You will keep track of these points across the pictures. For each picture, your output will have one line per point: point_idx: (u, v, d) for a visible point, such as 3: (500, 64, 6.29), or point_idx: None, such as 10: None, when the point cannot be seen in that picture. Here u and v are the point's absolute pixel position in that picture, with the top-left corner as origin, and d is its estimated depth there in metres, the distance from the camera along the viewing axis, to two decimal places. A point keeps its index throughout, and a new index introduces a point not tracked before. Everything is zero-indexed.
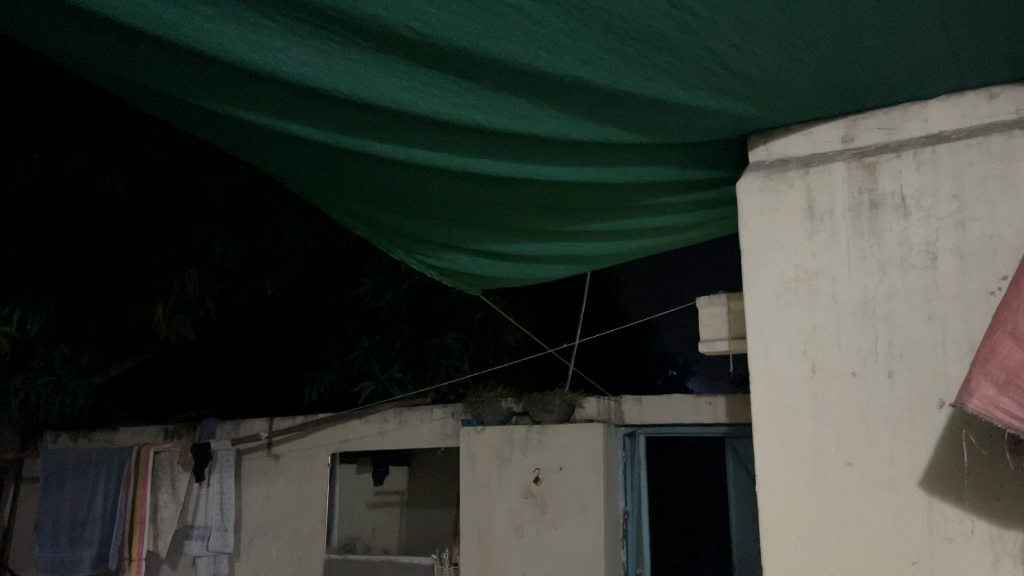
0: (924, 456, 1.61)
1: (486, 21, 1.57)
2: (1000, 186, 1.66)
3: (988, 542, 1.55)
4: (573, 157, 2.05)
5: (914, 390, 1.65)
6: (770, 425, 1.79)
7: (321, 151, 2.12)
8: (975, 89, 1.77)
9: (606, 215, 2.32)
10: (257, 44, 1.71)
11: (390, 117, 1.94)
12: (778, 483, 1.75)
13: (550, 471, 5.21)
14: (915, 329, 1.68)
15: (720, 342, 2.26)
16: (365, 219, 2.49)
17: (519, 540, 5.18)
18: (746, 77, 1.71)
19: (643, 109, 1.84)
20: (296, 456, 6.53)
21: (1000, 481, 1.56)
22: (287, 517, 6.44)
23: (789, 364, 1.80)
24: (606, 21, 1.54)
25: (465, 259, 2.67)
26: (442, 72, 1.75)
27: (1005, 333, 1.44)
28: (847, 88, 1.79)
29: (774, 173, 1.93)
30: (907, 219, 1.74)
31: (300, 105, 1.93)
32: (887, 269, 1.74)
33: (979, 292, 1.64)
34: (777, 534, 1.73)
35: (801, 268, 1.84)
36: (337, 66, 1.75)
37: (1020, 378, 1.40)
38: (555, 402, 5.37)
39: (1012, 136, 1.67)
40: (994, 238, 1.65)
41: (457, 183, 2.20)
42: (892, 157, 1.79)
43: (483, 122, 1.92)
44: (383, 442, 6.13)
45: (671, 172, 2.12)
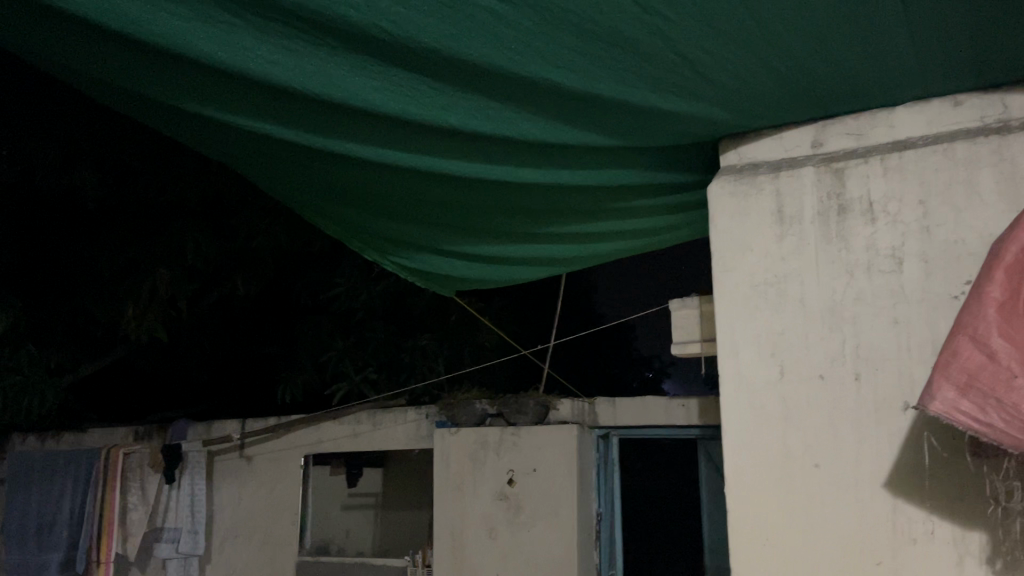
0: (888, 459, 1.55)
1: (451, 42, 1.46)
2: (964, 191, 1.59)
3: (951, 543, 1.49)
4: (548, 161, 1.94)
5: (883, 392, 1.58)
6: (737, 426, 1.71)
7: (287, 148, 2.01)
8: (941, 97, 1.70)
9: (576, 218, 2.32)
10: (217, 44, 1.53)
11: (357, 123, 1.81)
12: (743, 483, 1.67)
13: (524, 473, 4.95)
14: (882, 331, 1.61)
15: (692, 344, 2.38)
16: (336, 218, 2.50)
17: (492, 543, 4.89)
18: (718, 82, 1.60)
19: (618, 113, 1.71)
20: (268, 458, 6.13)
21: (963, 483, 1.50)
22: (262, 517, 6.04)
23: (757, 365, 1.72)
24: (580, 25, 1.40)
25: (436, 259, 2.70)
26: (415, 73, 1.59)
27: (966, 336, 1.29)
28: (819, 96, 1.70)
29: (744, 176, 1.83)
30: (874, 223, 1.66)
31: (265, 106, 1.78)
32: (854, 273, 1.66)
33: (943, 296, 1.57)
34: (741, 534, 1.66)
35: (770, 272, 1.75)
36: (295, 64, 1.58)
37: (981, 381, 1.25)
38: (530, 404, 5.11)
39: (977, 143, 1.59)
40: (957, 244, 1.58)
41: (431, 186, 2.13)
42: (860, 162, 1.71)
43: (457, 123, 1.76)
44: (359, 444, 5.82)
45: (645, 176, 2.06)
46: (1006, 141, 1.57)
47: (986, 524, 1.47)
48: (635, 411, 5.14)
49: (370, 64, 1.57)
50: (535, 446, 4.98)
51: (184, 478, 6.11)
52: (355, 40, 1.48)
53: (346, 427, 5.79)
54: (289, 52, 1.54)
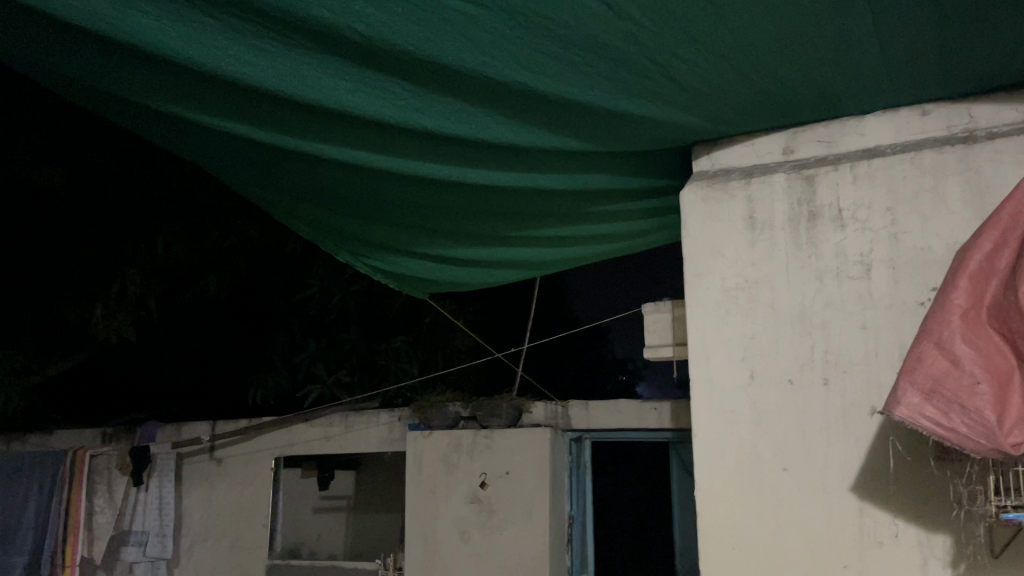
0: (856, 462, 1.57)
1: (424, 44, 1.46)
2: (931, 200, 1.61)
3: (916, 546, 1.50)
4: (521, 164, 1.94)
5: (851, 396, 1.60)
6: (708, 430, 1.72)
7: (262, 150, 2.00)
8: (909, 106, 1.72)
9: (552, 222, 2.33)
10: (190, 44, 1.52)
11: (331, 124, 1.80)
12: (714, 487, 1.68)
13: (497, 476, 4.93)
14: (851, 337, 1.63)
15: (664, 348, 2.39)
16: (310, 220, 2.48)
17: (464, 546, 4.87)
18: (690, 88, 1.61)
19: (592, 118, 1.71)
20: (239, 460, 6.07)
21: (927, 486, 1.51)
22: (231, 520, 5.98)
23: (727, 370, 1.73)
24: (554, 30, 1.40)
25: (411, 261, 2.69)
26: (389, 75, 1.59)
27: (931, 342, 1.30)
28: (790, 103, 1.72)
29: (716, 182, 1.85)
30: (844, 230, 1.68)
31: (238, 108, 1.77)
32: (824, 279, 1.68)
33: (910, 302, 1.59)
34: (711, 536, 1.67)
35: (742, 277, 1.77)
36: (268, 64, 1.57)
37: (946, 388, 1.27)
38: (503, 407, 5.07)
39: (943, 152, 1.62)
40: (924, 251, 1.60)
41: (407, 188, 2.12)
42: (831, 169, 1.73)
43: (431, 126, 1.76)
44: (331, 446, 5.78)
45: (620, 180, 2.07)
46: (971, 150, 1.59)
47: (950, 527, 1.49)
48: (608, 415, 5.15)
49: (344, 66, 1.56)
50: (508, 449, 4.96)
51: (152, 481, 6.06)
52: (329, 41, 1.48)
53: (318, 429, 5.74)
54: (262, 52, 1.53)
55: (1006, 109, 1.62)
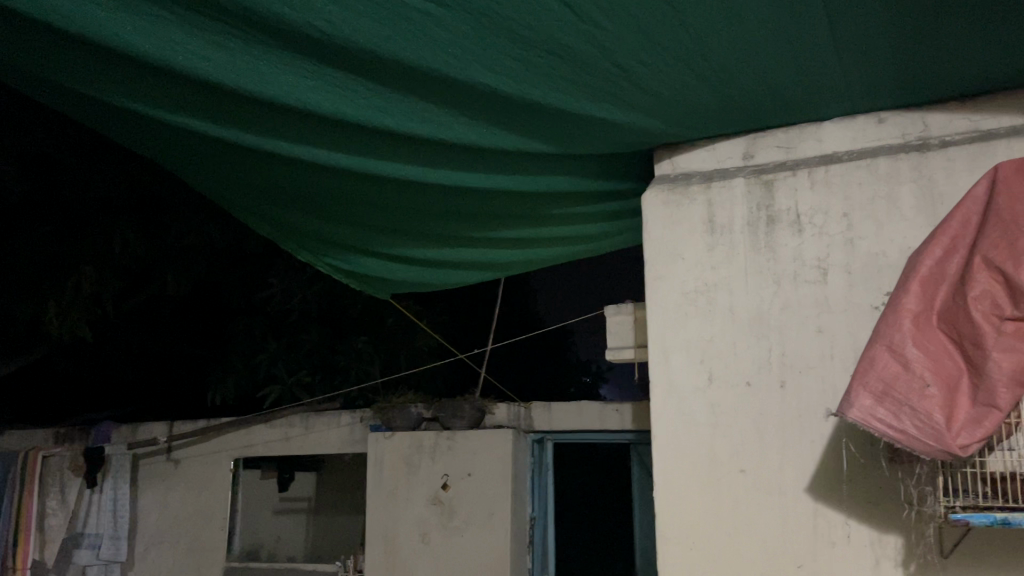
0: (811, 463, 1.59)
1: (386, 43, 1.46)
2: (885, 206, 1.64)
3: (869, 546, 1.52)
4: (482, 165, 1.95)
5: (807, 400, 1.62)
6: (667, 431, 1.74)
7: (220, 146, 1.98)
8: (865, 113, 1.75)
9: (513, 224, 2.33)
10: (145, 37, 1.50)
11: (292, 122, 1.79)
12: (672, 488, 1.70)
13: (458, 478, 4.87)
14: (807, 340, 1.65)
15: (626, 350, 2.40)
16: (271, 219, 2.46)
17: (425, 549, 4.80)
18: (651, 92, 1.62)
19: (555, 119, 1.72)
20: (197, 461, 5.96)
21: (879, 486, 1.54)
22: (187, 523, 5.86)
23: (686, 372, 1.75)
24: (516, 31, 1.40)
25: (373, 262, 2.68)
26: (349, 74, 1.58)
27: (883, 346, 1.33)
28: (751, 108, 1.74)
29: (677, 186, 1.87)
30: (801, 235, 1.71)
31: (196, 103, 1.75)
32: (782, 283, 1.70)
33: (865, 306, 1.62)
34: (668, 536, 1.68)
35: (701, 280, 1.79)
36: (227, 60, 1.56)
37: (897, 390, 1.29)
38: (466, 408, 5.00)
39: (897, 159, 1.65)
40: (879, 256, 1.63)
41: (369, 188, 2.11)
42: (789, 175, 1.76)
43: (393, 126, 1.76)
44: (292, 448, 5.69)
45: (581, 183, 2.08)
46: (925, 158, 1.62)
47: (901, 527, 1.51)
48: (570, 417, 5.14)
49: (304, 63, 1.55)
50: (470, 451, 4.91)
51: (106, 481, 5.93)
52: (290, 38, 1.47)
53: (278, 431, 5.65)
54: (221, 47, 1.52)
55: (958, 118, 1.65)
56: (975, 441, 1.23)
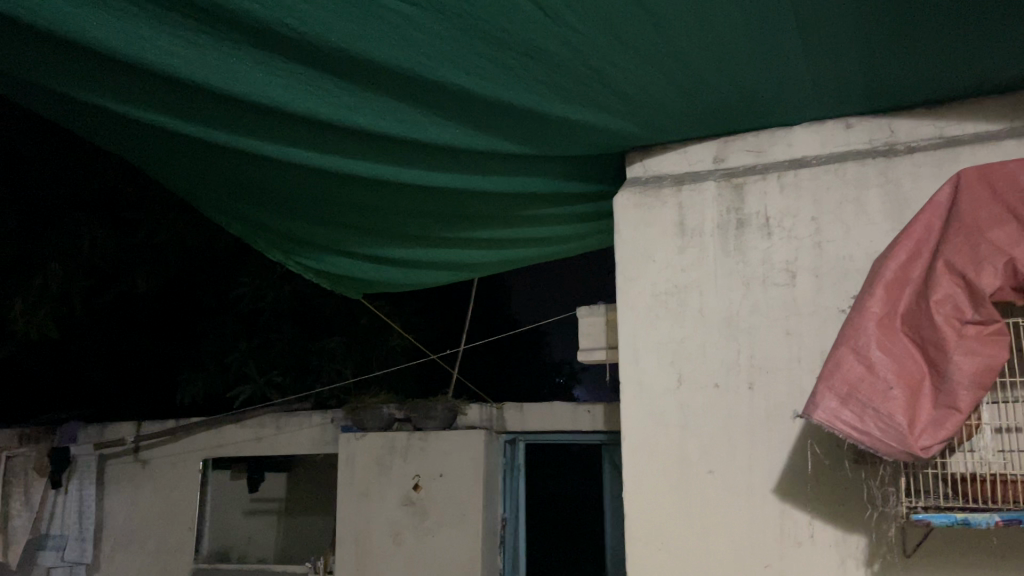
0: (779, 463, 1.61)
1: (358, 42, 1.45)
2: (853, 210, 1.66)
3: (835, 545, 1.54)
4: (455, 164, 1.94)
5: (774, 401, 1.64)
6: (638, 432, 1.75)
7: (190, 143, 1.96)
8: (834, 119, 1.77)
9: (486, 224, 2.33)
10: (112, 31, 1.48)
11: (260, 120, 1.78)
12: (642, 488, 1.71)
13: (430, 478, 4.72)
14: (775, 343, 1.67)
15: (598, 351, 2.41)
16: (242, 217, 2.44)
17: (397, 550, 4.65)
18: (623, 95, 1.63)
19: (527, 120, 1.72)
20: (165, 461, 5.76)
21: (843, 487, 1.56)
22: (155, 525, 5.65)
23: (656, 373, 1.76)
24: (488, 32, 1.41)
25: (345, 261, 2.67)
26: (319, 72, 1.58)
27: (848, 348, 1.34)
28: (722, 112, 1.75)
29: (648, 188, 1.88)
30: (770, 238, 1.73)
31: (165, 99, 1.73)
32: (751, 285, 1.72)
33: (832, 309, 1.64)
34: (638, 537, 1.69)
35: (672, 282, 1.80)
36: (196, 56, 1.54)
37: (862, 393, 1.31)
38: (438, 408, 4.81)
39: (865, 164, 1.67)
40: (847, 260, 1.64)
41: (340, 187, 2.10)
42: (759, 178, 1.77)
43: (364, 125, 1.75)
44: (261, 449, 5.54)
45: (553, 184, 2.08)
46: (892, 164, 1.64)
47: (864, 527, 1.53)
48: (542, 418, 5.07)
49: (274, 61, 1.54)
50: (443, 451, 4.76)
51: (72, 482, 5.83)
52: (260, 35, 1.46)
53: (247, 431, 5.50)
54: (190, 43, 1.50)
55: (924, 125, 1.68)
56: (937, 442, 1.26)
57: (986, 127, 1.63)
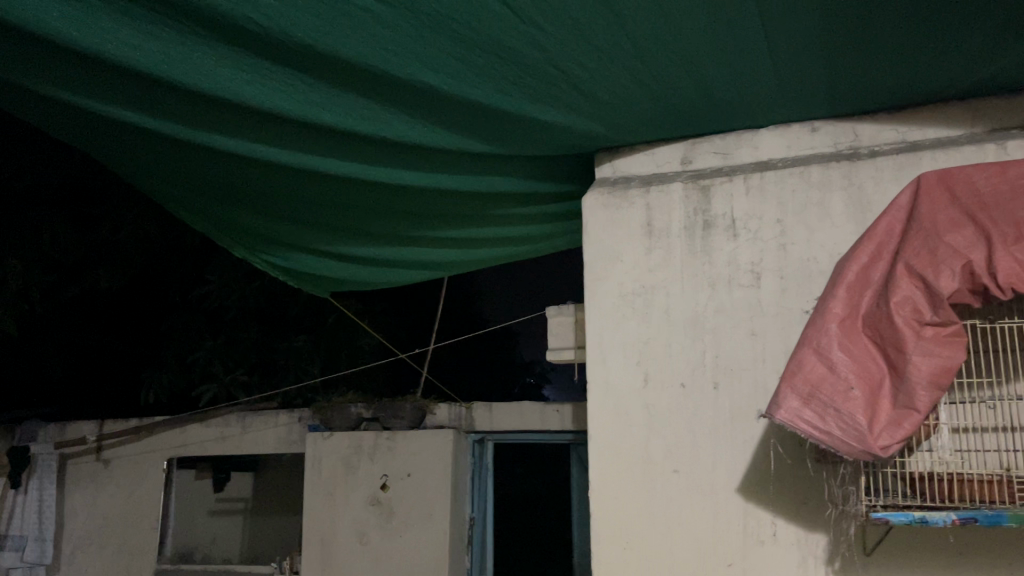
0: (742, 464, 1.62)
1: (324, 38, 1.44)
2: (817, 213, 1.68)
3: (796, 544, 1.56)
4: (422, 162, 1.94)
5: (737, 401, 1.66)
6: (603, 431, 1.76)
7: (153, 139, 1.94)
8: (799, 122, 1.80)
9: (455, 224, 2.33)
10: (72, 23, 1.46)
11: (226, 115, 1.76)
12: (607, 487, 1.72)
13: (398, 478, 4.64)
14: (740, 343, 1.68)
15: (566, 351, 2.42)
16: (205, 213, 2.41)
17: (363, 550, 4.56)
18: (591, 95, 1.64)
19: (494, 119, 1.72)
20: (128, 462, 5.54)
21: (805, 486, 1.58)
22: (117, 526, 5.44)
23: (622, 373, 1.77)
24: (456, 30, 1.40)
25: (311, 259, 2.65)
26: (284, 68, 1.56)
27: (810, 349, 1.36)
28: (689, 114, 1.77)
29: (617, 189, 1.89)
30: (735, 239, 1.74)
31: (128, 93, 1.71)
32: (716, 286, 1.73)
33: (795, 310, 1.65)
34: (604, 537, 1.70)
35: (639, 282, 1.81)
36: (158, 50, 1.52)
37: (823, 393, 1.32)
38: (406, 408, 4.75)
39: (829, 167, 1.69)
40: (811, 262, 1.66)
41: (306, 183, 2.09)
42: (725, 180, 1.79)
43: (330, 122, 1.74)
44: (226, 448, 5.35)
45: (522, 184, 2.09)
46: (855, 167, 1.67)
47: (825, 526, 1.55)
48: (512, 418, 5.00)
49: (240, 56, 1.53)
50: (411, 451, 4.67)
51: (31, 481, 5.57)
52: (225, 30, 1.45)
53: (212, 429, 5.30)
54: (151, 37, 1.49)
55: (887, 130, 1.71)
56: (895, 442, 1.27)
57: (946, 132, 1.66)
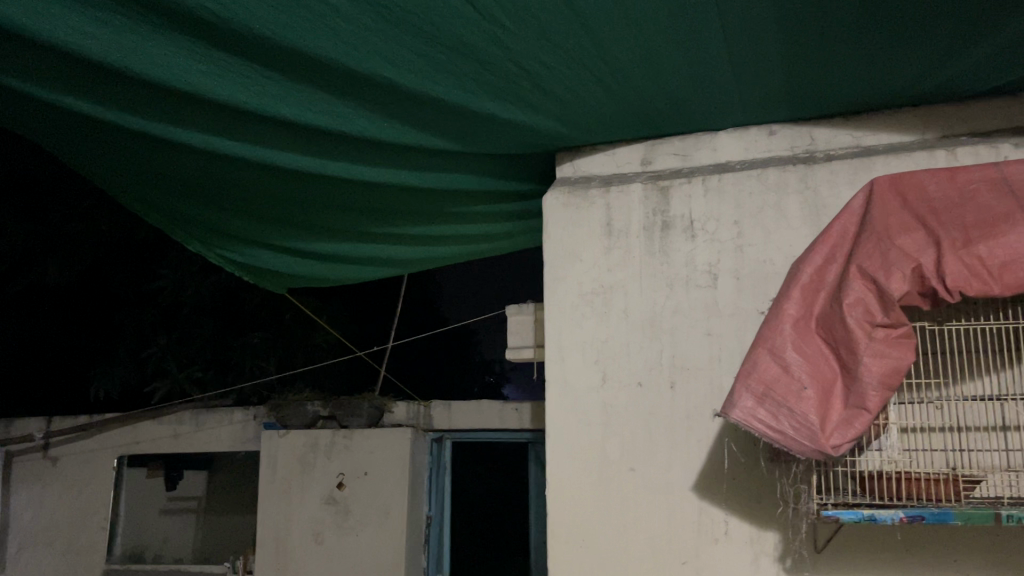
0: (696, 462, 1.64)
1: (282, 29, 1.42)
2: (773, 215, 1.70)
3: (748, 543, 1.58)
4: (383, 159, 1.93)
5: (694, 401, 1.67)
6: (561, 430, 1.76)
7: (106, 129, 1.90)
8: (758, 125, 1.82)
9: (416, 221, 2.32)
10: (20, 7, 1.42)
11: (181, 106, 1.73)
12: (563, 486, 1.73)
13: (354, 477, 4.59)
14: (696, 343, 1.70)
15: (526, 349, 2.41)
16: (160, 207, 2.36)
17: (319, 549, 4.52)
18: (552, 94, 1.64)
19: (453, 116, 1.72)
20: (77, 459, 5.36)
21: (757, 485, 1.59)
22: (64, 525, 5.27)
23: (581, 372, 1.78)
24: (417, 25, 1.40)
25: (268, 255, 2.62)
26: (240, 59, 1.54)
27: (765, 349, 1.38)
28: (648, 115, 1.78)
29: (577, 189, 1.89)
30: (693, 240, 1.76)
31: (78, 81, 1.67)
32: (674, 286, 1.74)
33: (751, 311, 1.67)
34: (560, 536, 1.70)
35: (598, 281, 1.82)
36: (111, 38, 1.49)
37: (776, 392, 1.34)
38: (364, 407, 4.72)
39: (786, 170, 1.71)
40: (766, 263, 1.68)
41: (264, 176, 2.06)
42: (684, 182, 1.80)
43: (288, 115, 1.72)
44: (179, 446, 5.25)
45: (483, 182, 2.08)
46: (811, 170, 1.69)
47: (778, 524, 1.57)
48: (469, 416, 4.95)
49: (196, 47, 1.51)
50: (368, 450, 4.63)
51: None
52: (179, 19, 1.42)
53: (164, 426, 5.20)
54: (103, 24, 1.46)
55: (843, 134, 1.73)
56: (846, 441, 1.30)
57: (899, 138, 1.69)
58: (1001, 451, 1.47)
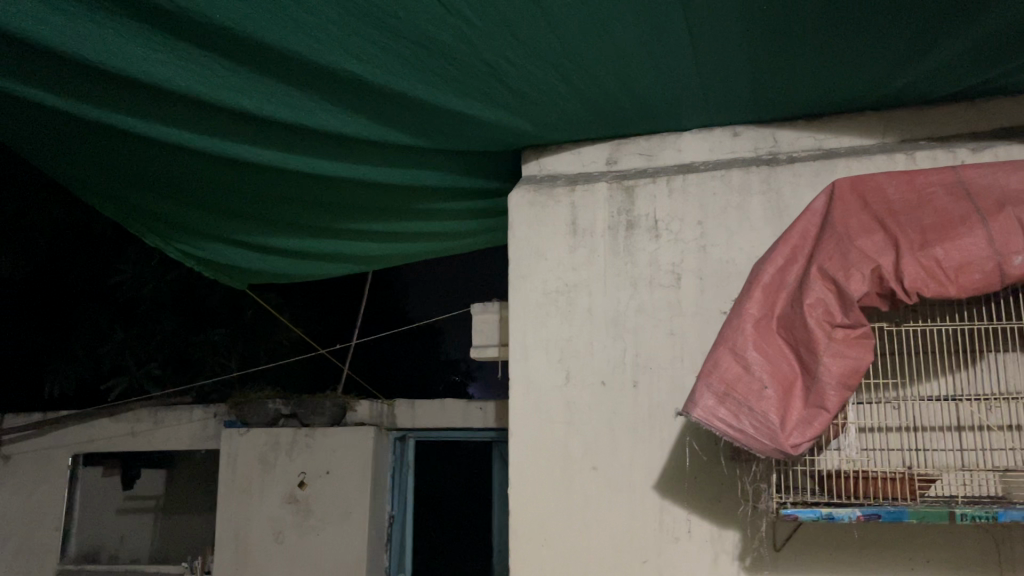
0: (658, 461, 1.64)
1: (245, 20, 1.41)
2: (736, 216, 1.71)
3: (708, 542, 1.58)
4: (345, 153, 1.91)
5: (656, 400, 1.67)
6: (525, 428, 1.75)
7: (61, 119, 1.85)
8: (721, 126, 1.83)
9: (380, 217, 2.30)
10: None
11: (140, 96, 1.70)
12: (525, 484, 1.72)
13: (316, 476, 4.55)
14: (659, 342, 1.70)
15: (490, 347, 2.40)
16: (118, 200, 2.32)
17: (279, 548, 4.46)
18: (518, 91, 1.64)
19: (418, 111, 1.71)
20: (30, 457, 5.23)
21: (718, 484, 1.60)
22: (16, 525, 5.14)
23: (545, 371, 1.77)
24: (382, 20, 1.38)
25: (229, 250, 2.58)
26: (202, 50, 1.52)
27: (726, 349, 1.38)
28: (613, 114, 1.78)
29: (543, 187, 1.89)
30: (658, 239, 1.76)
31: (32, 70, 1.63)
32: (638, 286, 1.75)
33: (713, 311, 1.68)
34: (522, 534, 1.70)
35: (562, 280, 1.81)
36: (67, 26, 1.46)
37: (738, 391, 1.35)
38: (326, 405, 4.65)
39: (749, 171, 1.72)
40: (729, 263, 1.69)
41: (225, 169, 2.03)
42: (648, 182, 1.80)
43: (249, 108, 1.70)
44: (137, 444, 5.15)
45: (448, 179, 2.07)
46: (774, 172, 1.70)
47: (738, 523, 1.58)
48: (433, 414, 4.92)
49: (156, 36, 1.48)
50: (330, 448, 4.59)
51: None
52: (139, 7, 1.39)
53: (121, 424, 5.10)
54: (59, 12, 1.42)
55: (805, 136, 1.75)
56: (806, 440, 1.31)
57: (860, 141, 1.71)
58: (956, 451, 1.49)
